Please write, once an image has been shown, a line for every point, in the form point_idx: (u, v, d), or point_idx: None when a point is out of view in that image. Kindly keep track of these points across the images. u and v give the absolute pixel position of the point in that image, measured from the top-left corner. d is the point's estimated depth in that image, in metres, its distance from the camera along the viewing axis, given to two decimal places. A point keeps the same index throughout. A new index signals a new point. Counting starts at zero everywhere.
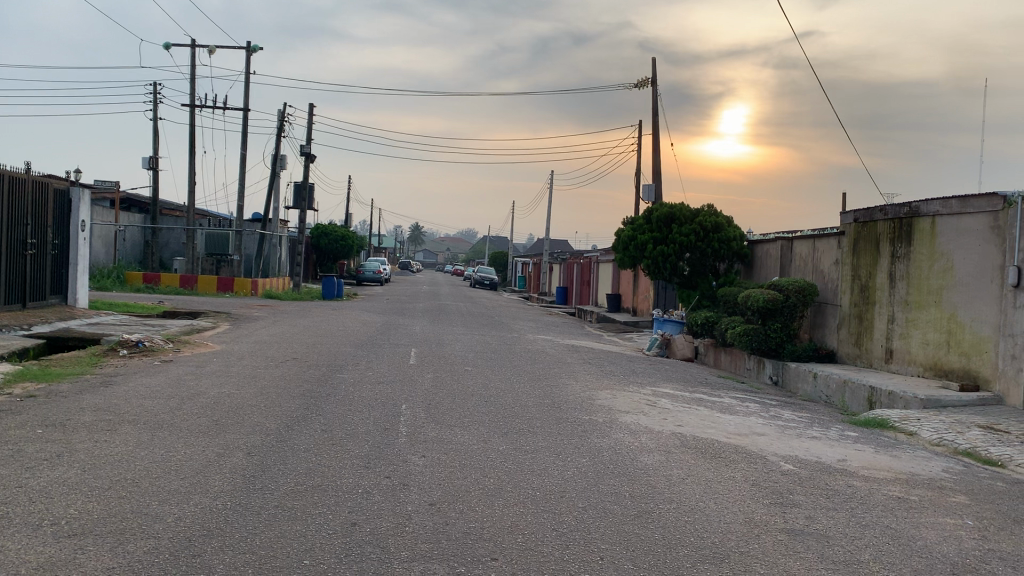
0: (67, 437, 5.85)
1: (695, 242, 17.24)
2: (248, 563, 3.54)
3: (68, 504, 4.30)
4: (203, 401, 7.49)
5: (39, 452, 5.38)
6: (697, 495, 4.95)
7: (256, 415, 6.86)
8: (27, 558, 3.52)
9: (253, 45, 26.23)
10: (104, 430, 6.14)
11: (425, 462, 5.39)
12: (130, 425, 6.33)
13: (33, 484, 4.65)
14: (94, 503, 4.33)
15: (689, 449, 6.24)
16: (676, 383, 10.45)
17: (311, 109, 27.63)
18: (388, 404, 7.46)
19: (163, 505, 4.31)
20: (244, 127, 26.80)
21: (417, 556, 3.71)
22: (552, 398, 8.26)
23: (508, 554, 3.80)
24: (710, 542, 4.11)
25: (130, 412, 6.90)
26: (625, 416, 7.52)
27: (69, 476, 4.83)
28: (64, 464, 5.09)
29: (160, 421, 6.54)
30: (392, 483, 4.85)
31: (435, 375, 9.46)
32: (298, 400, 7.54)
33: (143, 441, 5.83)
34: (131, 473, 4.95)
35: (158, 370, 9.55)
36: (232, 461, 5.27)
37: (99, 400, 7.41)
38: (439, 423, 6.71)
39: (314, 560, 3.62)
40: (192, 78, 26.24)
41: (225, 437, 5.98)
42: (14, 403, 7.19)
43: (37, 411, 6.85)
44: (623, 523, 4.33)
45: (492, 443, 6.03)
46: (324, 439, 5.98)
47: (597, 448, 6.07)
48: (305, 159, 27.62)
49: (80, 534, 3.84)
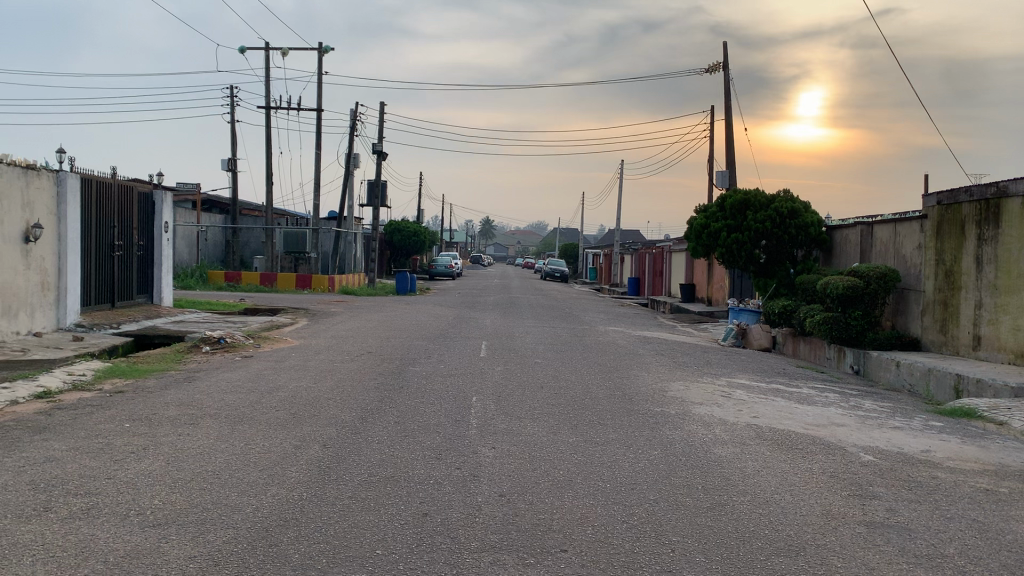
0: (152, 431, 6.08)
1: (772, 229, 16.94)
2: (323, 552, 3.62)
3: (153, 494, 4.46)
4: (280, 395, 7.69)
5: (126, 445, 5.61)
6: (771, 486, 4.85)
7: (331, 408, 7.02)
8: (115, 547, 3.67)
9: (325, 46, 26.73)
10: (187, 424, 6.36)
11: (495, 453, 5.42)
12: (211, 419, 6.55)
13: (121, 476, 4.85)
14: (177, 494, 4.48)
15: (764, 441, 6.11)
16: (751, 374, 10.26)
17: (382, 106, 28.04)
18: (459, 396, 7.53)
19: (243, 496, 4.44)
20: (318, 126, 27.36)
21: (487, 546, 3.73)
22: (623, 390, 8.20)
23: (578, 545, 3.80)
24: (785, 534, 4.02)
25: (212, 406, 7.13)
26: (698, 408, 7.42)
27: (154, 468, 5.01)
28: (150, 457, 5.30)
29: (240, 414, 6.74)
30: (463, 474, 4.90)
31: (505, 368, 9.51)
32: (372, 393, 7.68)
33: (224, 434, 6.01)
34: (211, 465, 5.11)
35: (239, 366, 9.82)
36: (307, 454, 5.38)
37: (182, 395, 7.68)
38: (509, 415, 6.73)
39: (386, 550, 3.67)
40: (267, 80, 26.90)
41: (301, 430, 6.12)
42: (104, 399, 7.51)
43: (126, 406, 7.13)
44: (695, 516, 4.27)
45: (562, 435, 6.02)
46: (397, 431, 6.07)
47: (669, 440, 6.01)
48: (377, 157, 28.04)
49: (164, 524, 3.98)
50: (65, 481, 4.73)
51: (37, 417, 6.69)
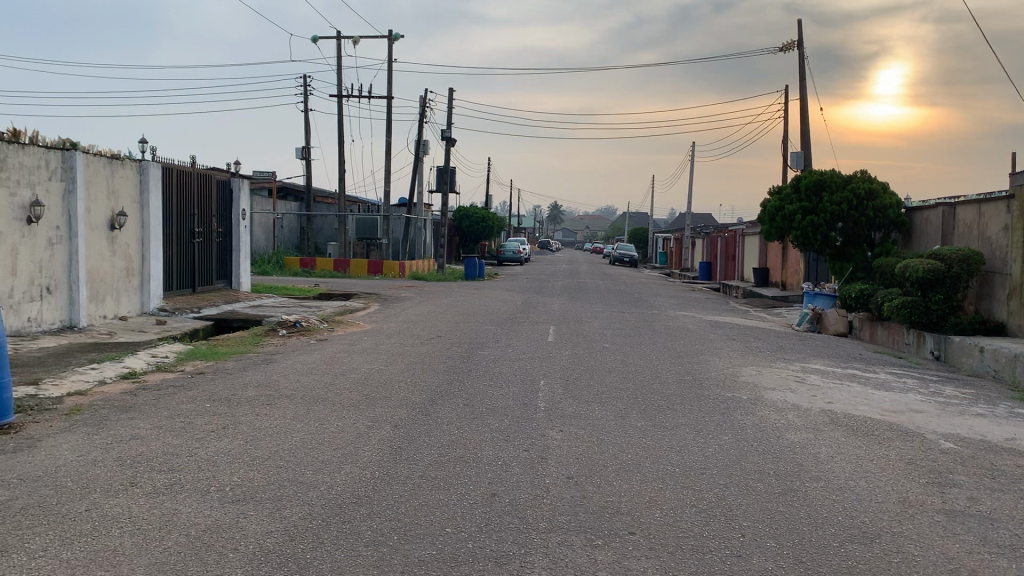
0: (231, 411, 6.28)
1: (849, 211, 16.52)
2: (394, 530, 3.69)
3: (232, 471, 4.62)
4: (353, 377, 7.85)
5: (207, 424, 5.81)
6: (846, 473, 4.75)
7: (402, 390, 7.13)
8: (197, 521, 3.82)
9: (395, 33, 26.97)
10: (264, 404, 6.55)
11: (563, 436, 5.43)
12: (287, 400, 6.73)
13: (202, 453, 5.03)
14: (254, 471, 4.63)
15: (839, 427, 5.98)
16: (826, 359, 10.03)
17: (451, 92, 28.19)
18: (528, 380, 7.57)
19: (317, 474, 4.56)
20: (388, 113, 27.68)
21: (555, 527, 3.76)
22: (693, 375, 8.12)
23: (646, 528, 3.79)
24: (859, 521, 3.94)
25: (288, 387, 7.33)
26: (771, 393, 7.30)
27: (233, 447, 5.18)
28: (229, 435, 5.48)
29: (314, 396, 6.91)
30: (530, 456, 4.93)
31: (574, 352, 9.51)
32: (442, 376, 7.77)
33: (299, 414, 6.17)
34: (287, 444, 5.26)
35: (313, 349, 10.05)
36: (379, 434, 5.49)
37: (259, 376, 7.91)
38: (577, 398, 6.74)
39: (456, 529, 3.73)
40: (338, 69, 27.32)
41: (373, 411, 6.24)
42: (186, 380, 7.78)
43: (206, 386, 7.38)
44: (766, 501, 4.21)
45: (630, 419, 6.00)
46: (466, 413, 6.14)
47: (740, 425, 5.93)
48: (447, 143, 28.24)
49: (243, 500, 4.12)
50: (149, 458, 4.93)
51: (124, 396, 6.98)
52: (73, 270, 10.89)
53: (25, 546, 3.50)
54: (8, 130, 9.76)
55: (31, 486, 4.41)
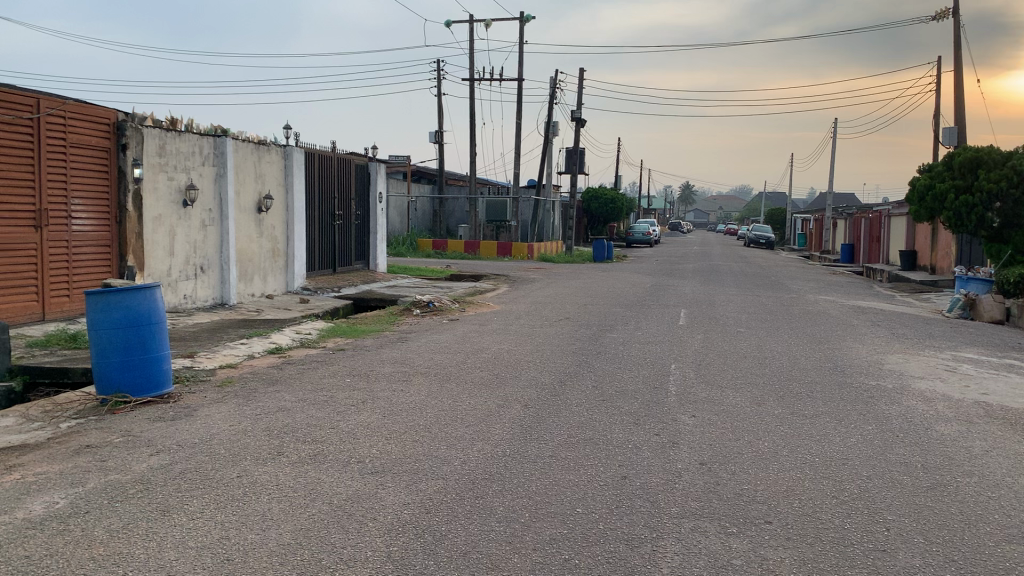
0: (369, 387, 6.51)
1: (1007, 189, 15.35)
2: (525, 508, 3.73)
3: (371, 444, 4.79)
4: (484, 357, 7.98)
5: (347, 399, 6.05)
6: (1003, 469, 4.45)
7: (533, 370, 7.19)
8: (338, 490, 3.98)
9: (526, 15, 27.05)
10: (400, 381, 6.76)
11: (696, 421, 5.34)
12: (422, 377, 6.91)
13: (343, 426, 5.24)
14: (391, 445, 4.78)
15: (995, 420, 5.60)
16: (981, 348, 9.41)
17: (581, 73, 28.05)
18: (658, 363, 7.47)
19: (450, 450, 4.67)
20: (519, 96, 27.83)
21: (687, 513, 3.70)
22: (833, 362, 7.80)
23: (783, 518, 3.68)
24: (1018, 521, 3.68)
25: (423, 365, 7.52)
26: (918, 383, 6.92)
27: (371, 421, 5.37)
28: (367, 410, 5.68)
29: (448, 374, 7.07)
30: (662, 440, 4.87)
31: (706, 336, 9.32)
32: (572, 358, 7.78)
33: (433, 392, 6.33)
34: (421, 419, 5.41)
35: (446, 328, 10.27)
36: (510, 413, 5.57)
37: (395, 354, 8.16)
38: (710, 383, 6.60)
39: (587, 509, 3.73)
40: (470, 53, 27.69)
41: (503, 391, 6.33)
42: (327, 356, 8.12)
43: (346, 362, 7.68)
44: (913, 495, 4.00)
45: (766, 406, 5.83)
46: (597, 395, 6.13)
47: (884, 415, 5.65)
48: (576, 124, 28.14)
49: (380, 472, 4.27)
50: (295, 428, 5.19)
51: (270, 370, 7.36)
52: (223, 250, 11.55)
53: (183, 508, 3.75)
54: (167, 119, 10.43)
55: (189, 451, 4.72)
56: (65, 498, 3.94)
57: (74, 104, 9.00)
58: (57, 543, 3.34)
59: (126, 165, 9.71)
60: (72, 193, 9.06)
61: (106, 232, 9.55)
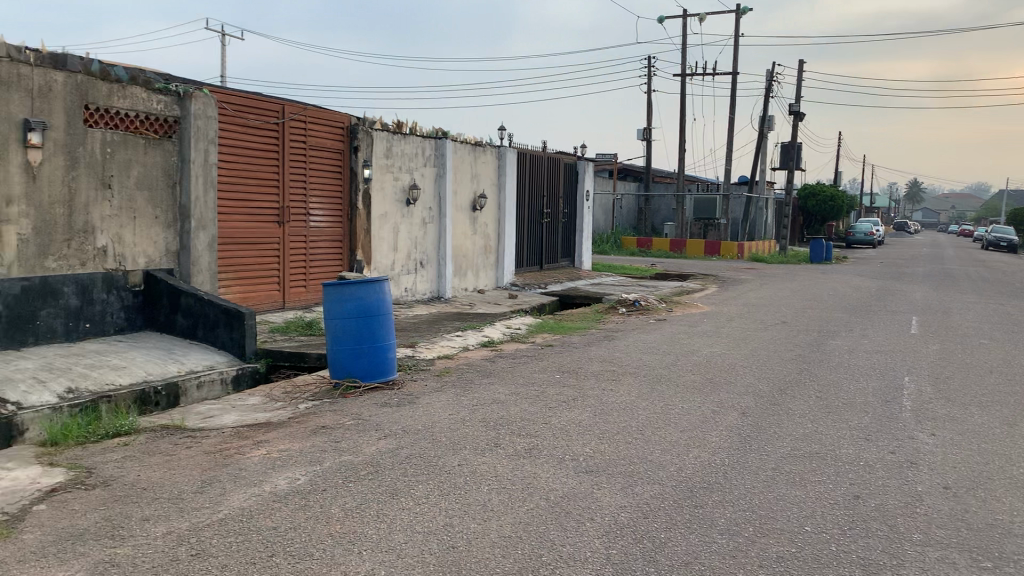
0: (580, 384, 6.53)
1: None
2: (748, 521, 3.57)
3: (585, 443, 4.79)
4: (696, 359, 7.78)
5: (559, 395, 6.09)
6: None
7: (748, 376, 6.91)
8: (555, 487, 4.01)
9: (742, 7, 26.15)
10: (611, 380, 6.72)
11: (936, 441, 4.90)
12: (632, 377, 6.83)
13: (556, 422, 5.28)
14: (606, 445, 4.75)
15: None
16: None
17: (801, 65, 26.73)
18: (888, 374, 6.95)
19: (667, 454, 4.56)
20: (733, 91, 26.99)
21: (932, 541, 3.39)
22: None
23: None
24: None
25: (633, 365, 7.45)
26: None
27: (584, 419, 5.38)
28: (580, 407, 5.70)
29: (659, 375, 6.94)
30: (897, 459, 4.51)
31: (941, 347, 8.56)
32: (791, 365, 7.41)
33: (645, 393, 6.24)
34: (635, 420, 5.34)
35: (655, 328, 10.13)
36: (727, 420, 5.37)
37: (605, 353, 8.15)
38: (950, 400, 6.04)
39: (816, 528, 3.51)
40: (683, 48, 27.18)
41: (719, 396, 6.12)
42: (537, 351, 8.25)
43: (556, 359, 7.75)
44: None
45: (1019, 429, 5.25)
46: (820, 405, 5.78)
47: None
48: (793, 118, 26.84)
49: (596, 472, 4.25)
50: (510, 422, 5.29)
51: (484, 363, 7.58)
52: (441, 246, 12.05)
53: (410, 492, 3.93)
54: (394, 122, 11.01)
55: (413, 437, 4.94)
56: (305, 475, 4.24)
57: (314, 109, 9.70)
58: (300, 516, 3.60)
59: (357, 166, 10.36)
60: (310, 192, 9.79)
61: (338, 229, 10.25)
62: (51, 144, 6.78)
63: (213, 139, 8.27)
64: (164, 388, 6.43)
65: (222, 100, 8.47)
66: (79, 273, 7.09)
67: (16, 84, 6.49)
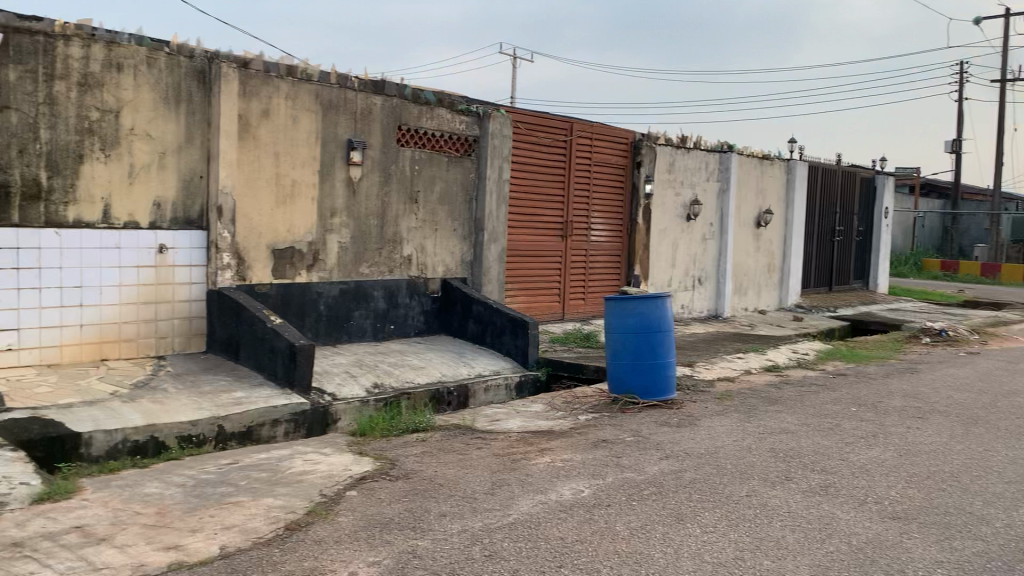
0: (880, 419, 5.98)
1: None
2: None
3: (889, 485, 4.35)
4: (1020, 401, 6.83)
5: (856, 430, 5.62)
6: None
7: None
8: (857, 531, 3.67)
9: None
10: (916, 417, 6.09)
11: None
12: (942, 416, 6.14)
13: (854, 459, 4.87)
14: (914, 489, 4.29)
15: None
16: None
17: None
18: None
19: (991, 508, 4.01)
20: None
21: None
22: None
23: None
24: None
25: (941, 402, 6.71)
26: None
27: (887, 458, 4.90)
28: (880, 445, 5.20)
29: (974, 416, 6.18)
30: None
31: None
32: None
33: (958, 434, 5.57)
34: (948, 465, 4.78)
35: (966, 362, 9.07)
36: None
37: (907, 386, 7.42)
38: None
39: None
40: (1004, 50, 24.37)
41: None
42: (828, 380, 7.70)
43: (850, 389, 7.19)
44: None
45: None
46: None
47: None
48: None
49: (904, 519, 3.84)
50: (800, 454, 4.96)
51: (768, 388, 7.21)
52: (721, 264, 11.72)
53: (697, 518, 3.79)
54: (678, 136, 10.86)
55: (697, 461, 4.78)
56: (589, 488, 4.25)
57: (600, 125, 9.84)
58: (586, 530, 3.60)
59: (640, 182, 10.34)
60: (593, 206, 9.94)
61: (618, 243, 10.32)
62: (368, 161, 7.46)
63: (508, 156, 8.64)
64: (455, 389, 6.81)
65: (516, 119, 8.84)
66: (386, 279, 7.74)
67: (342, 107, 7.23)
